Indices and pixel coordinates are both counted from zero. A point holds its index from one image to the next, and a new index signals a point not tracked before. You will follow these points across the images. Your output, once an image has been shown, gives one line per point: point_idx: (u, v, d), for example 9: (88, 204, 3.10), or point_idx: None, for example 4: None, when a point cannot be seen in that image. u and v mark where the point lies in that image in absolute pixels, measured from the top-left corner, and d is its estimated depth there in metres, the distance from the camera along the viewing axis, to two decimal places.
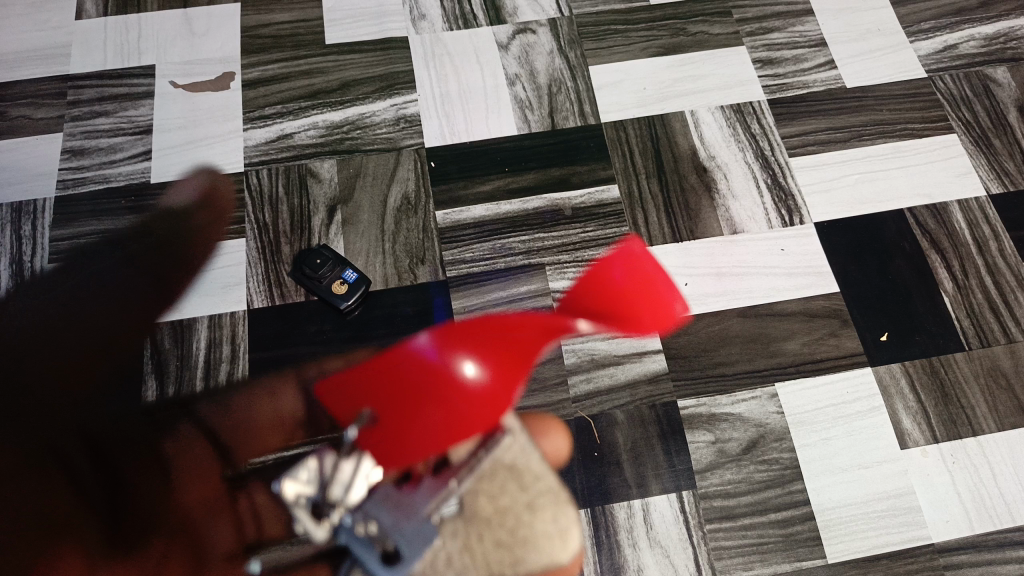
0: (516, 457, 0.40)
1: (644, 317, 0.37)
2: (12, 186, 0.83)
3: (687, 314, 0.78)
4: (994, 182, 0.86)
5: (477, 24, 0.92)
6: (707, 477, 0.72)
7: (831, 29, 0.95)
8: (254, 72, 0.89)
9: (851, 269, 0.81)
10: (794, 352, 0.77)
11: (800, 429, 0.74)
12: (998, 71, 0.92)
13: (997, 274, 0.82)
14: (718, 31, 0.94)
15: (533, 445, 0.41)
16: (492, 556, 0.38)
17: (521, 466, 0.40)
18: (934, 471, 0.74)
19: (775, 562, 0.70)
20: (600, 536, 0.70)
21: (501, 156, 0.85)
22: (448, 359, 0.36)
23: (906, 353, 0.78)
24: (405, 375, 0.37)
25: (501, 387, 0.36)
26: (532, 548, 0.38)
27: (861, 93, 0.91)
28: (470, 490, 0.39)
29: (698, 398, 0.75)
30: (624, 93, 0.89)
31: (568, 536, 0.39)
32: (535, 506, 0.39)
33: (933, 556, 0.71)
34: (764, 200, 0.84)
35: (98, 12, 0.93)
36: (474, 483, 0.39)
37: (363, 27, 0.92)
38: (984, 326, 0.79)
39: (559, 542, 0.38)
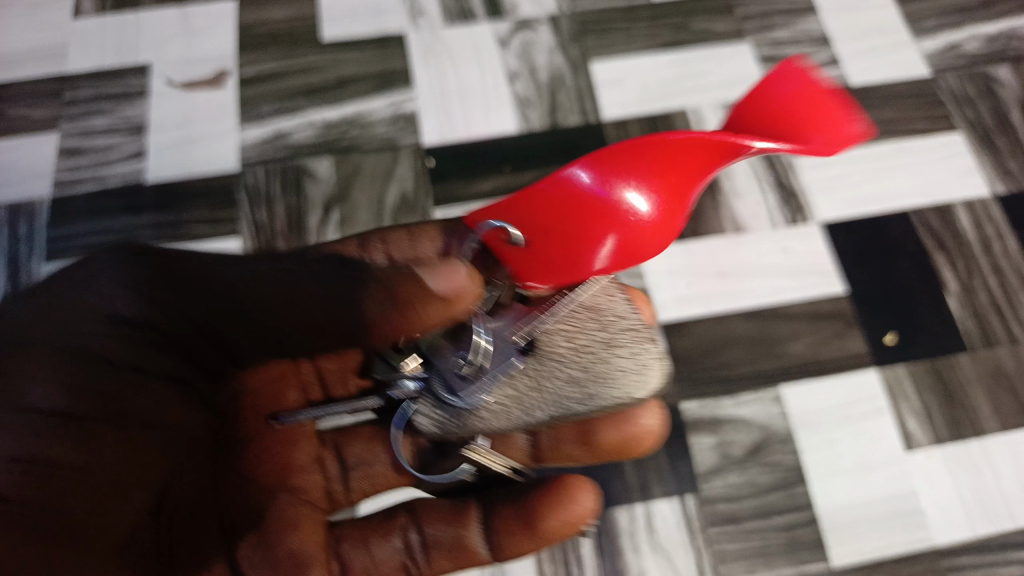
0: (596, 299, 0.59)
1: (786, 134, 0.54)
2: (8, 187, 0.82)
3: (690, 314, 0.77)
4: (998, 182, 0.85)
5: (477, 21, 0.91)
6: (710, 480, 0.71)
7: (834, 27, 0.94)
8: (251, 71, 0.88)
9: (854, 269, 0.80)
10: (798, 353, 0.76)
11: (804, 432, 0.73)
12: (1001, 69, 0.91)
13: (1001, 275, 0.80)
14: (720, 29, 0.92)
15: (615, 294, 0.59)
16: (570, 382, 0.56)
17: (598, 306, 0.58)
18: (936, 473, 0.73)
19: (779, 566, 0.69)
20: (602, 540, 0.69)
21: (501, 155, 0.84)
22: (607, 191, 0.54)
23: (911, 354, 0.76)
24: (571, 201, 0.55)
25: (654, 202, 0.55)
26: (609, 378, 0.56)
27: (865, 91, 0.90)
28: (552, 328, 0.57)
29: (701, 400, 0.74)
30: (625, 92, 0.88)
31: (647, 369, 0.56)
32: (613, 341, 0.57)
33: (939, 560, 0.70)
34: (767, 199, 0.83)
35: (94, 10, 0.91)
36: (556, 323, 0.57)
37: (361, 24, 0.91)
38: (989, 327, 0.78)
39: (641, 373, 0.56)
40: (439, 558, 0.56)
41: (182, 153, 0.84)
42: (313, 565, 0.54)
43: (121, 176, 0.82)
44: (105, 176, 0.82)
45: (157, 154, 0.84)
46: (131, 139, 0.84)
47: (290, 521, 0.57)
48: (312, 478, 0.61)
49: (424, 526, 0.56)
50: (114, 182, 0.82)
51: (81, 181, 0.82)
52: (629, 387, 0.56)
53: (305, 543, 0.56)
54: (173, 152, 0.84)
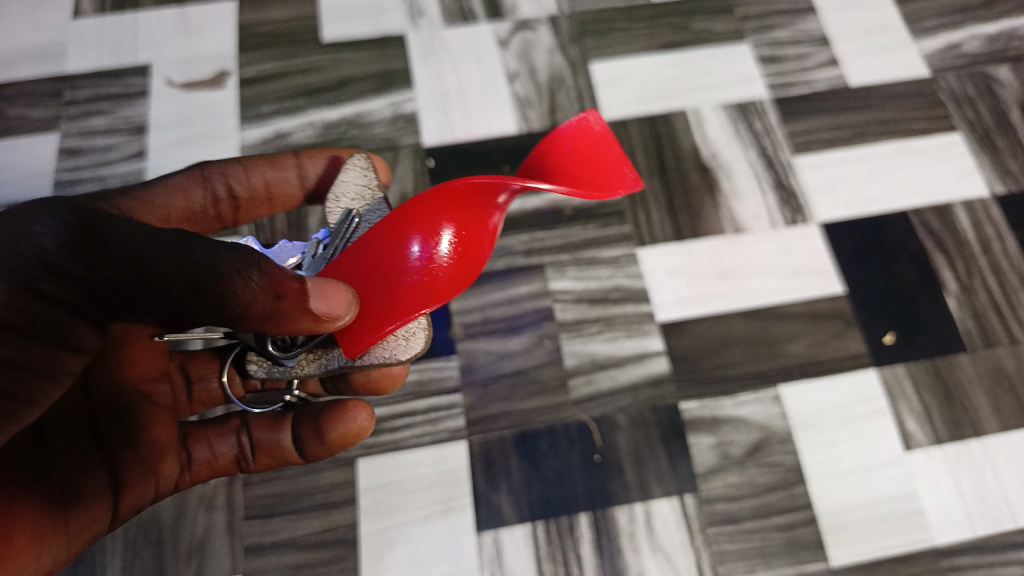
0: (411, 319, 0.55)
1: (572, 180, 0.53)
2: (9, 187, 0.82)
3: (690, 314, 0.77)
4: (997, 182, 0.85)
5: (477, 21, 0.91)
6: (709, 479, 0.71)
7: (833, 27, 0.94)
8: (251, 71, 0.88)
9: (853, 269, 0.80)
10: (798, 353, 0.76)
11: (804, 432, 0.73)
12: (1001, 70, 0.91)
13: (1000, 275, 0.80)
14: (720, 29, 0.93)
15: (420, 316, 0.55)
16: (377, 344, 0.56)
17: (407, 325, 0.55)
18: (937, 473, 0.73)
19: (778, 566, 0.69)
20: (601, 540, 0.69)
21: (500, 155, 0.84)
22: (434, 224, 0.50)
23: (910, 354, 0.76)
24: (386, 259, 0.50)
25: (474, 239, 0.52)
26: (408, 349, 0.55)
27: (865, 92, 0.90)
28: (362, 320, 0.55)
29: (701, 400, 0.74)
30: (625, 92, 0.88)
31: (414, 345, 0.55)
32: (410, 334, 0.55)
33: (938, 559, 0.70)
34: (766, 199, 0.83)
35: (95, 10, 0.91)
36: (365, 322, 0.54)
37: (361, 24, 0.91)
38: (988, 327, 0.78)
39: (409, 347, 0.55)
40: (263, 458, 0.62)
41: (182, 154, 0.84)
42: (167, 453, 0.58)
43: (121, 175, 0.82)
44: (106, 176, 0.82)
45: (157, 155, 0.84)
46: (132, 139, 0.84)
47: (150, 417, 0.58)
48: (161, 387, 0.60)
49: (252, 431, 0.61)
50: (113, 182, 0.82)
51: (81, 181, 0.82)
52: (396, 351, 0.54)
53: (167, 445, 0.58)
54: (173, 152, 0.84)
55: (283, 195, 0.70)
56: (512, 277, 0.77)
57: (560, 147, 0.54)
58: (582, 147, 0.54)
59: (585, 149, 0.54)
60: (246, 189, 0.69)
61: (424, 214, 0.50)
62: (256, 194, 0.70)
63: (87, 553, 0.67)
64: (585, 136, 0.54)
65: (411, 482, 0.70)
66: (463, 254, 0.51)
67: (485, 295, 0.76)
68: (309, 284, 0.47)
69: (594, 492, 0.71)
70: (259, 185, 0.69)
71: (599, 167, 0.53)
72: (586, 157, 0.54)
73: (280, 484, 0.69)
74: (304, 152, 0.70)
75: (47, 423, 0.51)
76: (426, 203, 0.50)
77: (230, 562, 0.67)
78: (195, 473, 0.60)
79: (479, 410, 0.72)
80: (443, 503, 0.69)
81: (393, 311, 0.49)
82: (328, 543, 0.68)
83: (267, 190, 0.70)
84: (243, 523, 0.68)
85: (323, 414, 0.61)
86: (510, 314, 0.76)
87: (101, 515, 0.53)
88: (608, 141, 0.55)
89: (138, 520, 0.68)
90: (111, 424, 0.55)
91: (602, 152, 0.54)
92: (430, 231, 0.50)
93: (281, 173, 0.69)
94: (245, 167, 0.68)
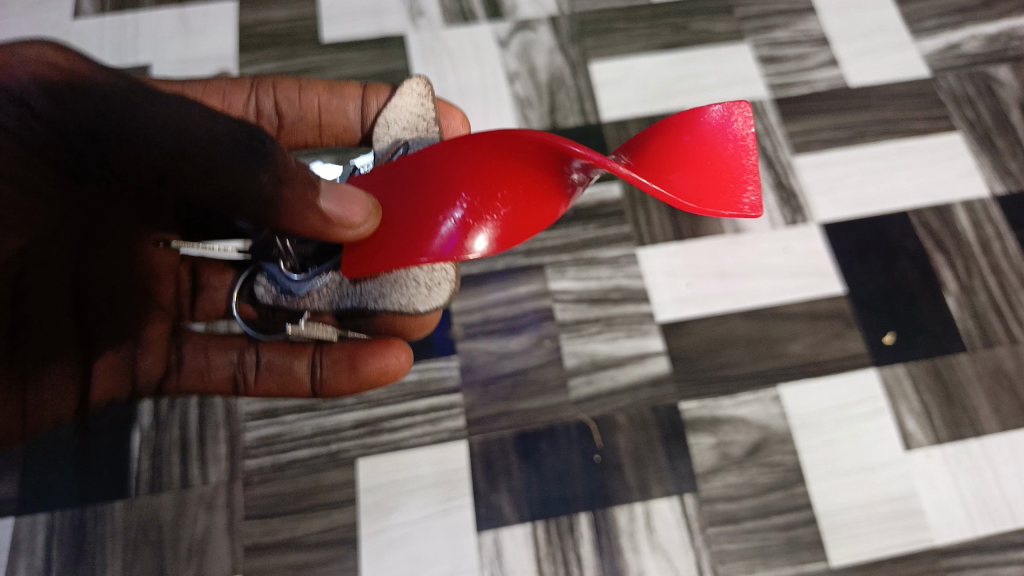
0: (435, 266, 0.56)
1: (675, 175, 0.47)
2: None
3: (690, 314, 0.77)
4: (996, 182, 0.85)
5: (477, 21, 0.91)
6: (709, 479, 0.71)
7: (833, 27, 0.94)
8: (252, 71, 0.88)
9: (852, 269, 0.80)
10: (798, 353, 0.76)
11: (803, 432, 0.73)
12: (1001, 70, 0.91)
13: (1000, 275, 0.80)
14: (720, 29, 0.93)
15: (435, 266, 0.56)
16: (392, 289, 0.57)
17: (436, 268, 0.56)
18: (937, 473, 0.73)
19: (777, 566, 0.69)
20: (601, 540, 0.69)
21: None
22: (493, 187, 0.47)
23: (909, 354, 0.76)
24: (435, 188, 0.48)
25: (523, 225, 0.48)
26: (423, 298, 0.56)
27: (865, 92, 0.90)
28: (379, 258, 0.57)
29: (701, 400, 0.74)
30: (625, 92, 0.88)
31: (431, 293, 0.56)
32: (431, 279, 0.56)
33: (937, 558, 0.70)
34: (766, 199, 0.83)
35: (95, 10, 0.91)
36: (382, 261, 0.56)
37: (361, 24, 0.91)
38: (988, 327, 0.78)
39: (424, 293, 0.56)
40: (267, 380, 0.67)
41: None
42: (154, 349, 0.68)
43: None
44: None
45: None
46: None
47: (150, 317, 0.69)
48: (165, 283, 0.70)
49: (260, 352, 0.67)
50: None
51: None
52: (410, 296, 0.56)
53: (150, 342, 0.68)
54: None
55: (335, 119, 0.71)
56: (512, 277, 0.77)
57: (679, 138, 0.48)
58: (702, 142, 0.48)
59: (701, 150, 0.48)
60: (297, 111, 0.71)
61: (501, 163, 0.47)
62: (307, 116, 0.72)
63: (86, 553, 0.67)
64: (705, 135, 0.48)
65: (412, 482, 0.70)
66: (506, 233, 0.47)
67: (485, 295, 0.77)
68: (323, 184, 0.47)
69: (594, 492, 0.71)
70: (313, 113, 0.71)
71: (704, 173, 0.47)
72: (699, 153, 0.48)
73: (281, 483, 0.69)
74: (367, 87, 0.71)
75: (26, 285, 0.63)
76: (502, 155, 0.46)
77: (230, 562, 0.67)
78: (182, 377, 0.68)
79: (480, 409, 0.72)
80: (443, 503, 0.70)
81: (414, 241, 0.47)
82: (328, 543, 0.68)
83: (320, 118, 0.71)
84: (243, 523, 0.68)
85: (357, 349, 0.66)
86: (511, 314, 0.76)
87: (67, 401, 0.66)
88: (743, 149, 0.48)
89: (138, 520, 0.68)
90: (102, 324, 0.67)
91: (719, 156, 0.48)
92: (499, 184, 0.47)
93: (337, 101, 0.70)
94: (299, 92, 0.70)
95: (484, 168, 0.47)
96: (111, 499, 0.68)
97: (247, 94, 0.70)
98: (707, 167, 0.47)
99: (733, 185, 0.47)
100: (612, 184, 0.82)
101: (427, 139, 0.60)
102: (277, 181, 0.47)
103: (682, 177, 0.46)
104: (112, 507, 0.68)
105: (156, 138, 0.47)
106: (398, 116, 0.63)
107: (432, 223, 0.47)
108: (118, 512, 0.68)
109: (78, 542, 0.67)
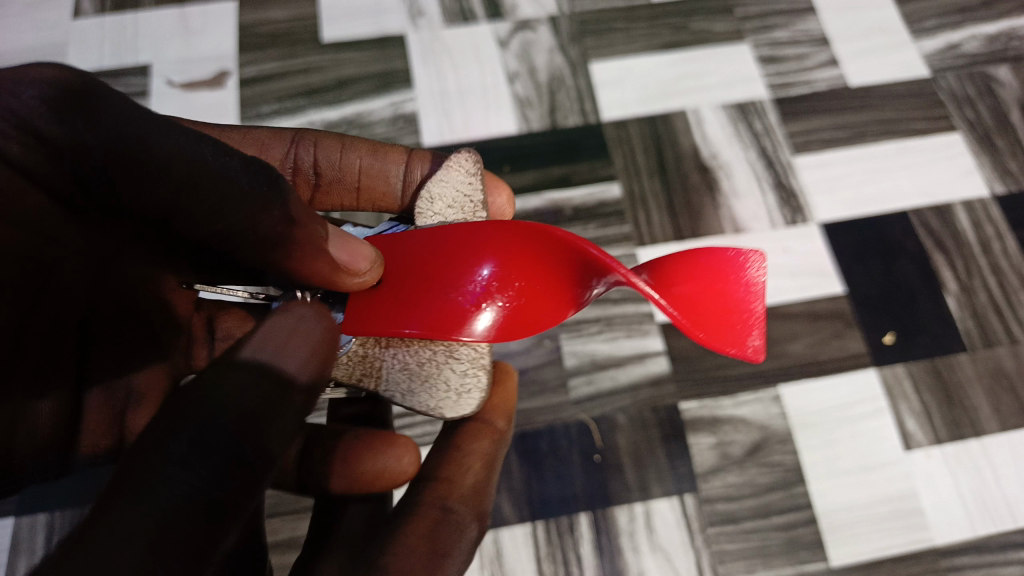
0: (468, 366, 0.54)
1: (676, 286, 0.47)
2: None
3: None
4: (996, 182, 0.85)
5: (477, 22, 0.91)
6: (709, 479, 0.71)
7: (833, 27, 0.94)
8: (252, 71, 0.88)
9: (853, 269, 0.80)
10: (798, 353, 0.76)
11: (803, 431, 0.73)
12: (1001, 70, 0.91)
13: (1000, 275, 0.80)
14: (720, 29, 0.93)
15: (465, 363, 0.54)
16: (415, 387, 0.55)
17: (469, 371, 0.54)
18: (936, 473, 0.73)
19: (777, 566, 0.69)
20: (601, 540, 0.69)
21: (501, 155, 0.84)
22: (506, 273, 0.49)
23: (909, 354, 0.76)
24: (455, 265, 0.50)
25: (522, 318, 0.49)
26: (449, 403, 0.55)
27: (864, 92, 0.90)
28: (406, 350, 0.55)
29: (701, 400, 0.74)
30: (625, 92, 0.88)
31: (459, 396, 0.54)
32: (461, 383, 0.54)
33: (936, 558, 0.70)
34: (766, 199, 0.83)
35: (94, 10, 0.91)
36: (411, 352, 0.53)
37: (361, 24, 0.91)
38: (987, 327, 0.78)
39: (453, 395, 0.54)
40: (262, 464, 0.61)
41: None
42: (146, 401, 0.61)
43: None
44: None
45: None
46: None
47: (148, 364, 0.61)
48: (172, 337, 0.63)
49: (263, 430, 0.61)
50: None
51: None
52: (438, 402, 0.55)
53: (146, 397, 0.61)
54: None
55: (371, 180, 0.68)
56: None
57: (694, 267, 0.48)
58: (716, 267, 0.48)
59: (716, 278, 0.48)
60: (333, 171, 0.69)
61: (522, 248, 0.49)
62: (345, 178, 0.69)
63: None
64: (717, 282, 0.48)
65: None
66: (507, 321, 0.49)
67: None
68: (334, 231, 0.47)
69: (594, 493, 0.71)
70: (352, 175, 0.69)
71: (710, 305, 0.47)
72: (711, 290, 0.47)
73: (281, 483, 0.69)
74: (413, 154, 0.68)
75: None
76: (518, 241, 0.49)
77: None
78: None
79: None
80: None
81: (419, 310, 0.50)
82: None
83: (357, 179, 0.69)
84: None
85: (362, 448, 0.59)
86: None
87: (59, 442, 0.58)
88: (754, 296, 0.48)
89: None
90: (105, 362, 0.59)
91: (731, 296, 0.47)
92: (514, 270, 0.49)
93: (380, 165, 0.68)
94: (339, 148, 0.69)
95: (504, 248, 0.49)
96: None
97: (284, 145, 0.68)
98: (711, 302, 0.47)
99: (737, 324, 0.47)
100: (611, 184, 0.82)
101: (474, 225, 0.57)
102: (289, 222, 0.45)
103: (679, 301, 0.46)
104: None
105: (173, 169, 0.45)
106: (442, 191, 0.58)
107: (444, 290, 0.49)
108: None
109: None
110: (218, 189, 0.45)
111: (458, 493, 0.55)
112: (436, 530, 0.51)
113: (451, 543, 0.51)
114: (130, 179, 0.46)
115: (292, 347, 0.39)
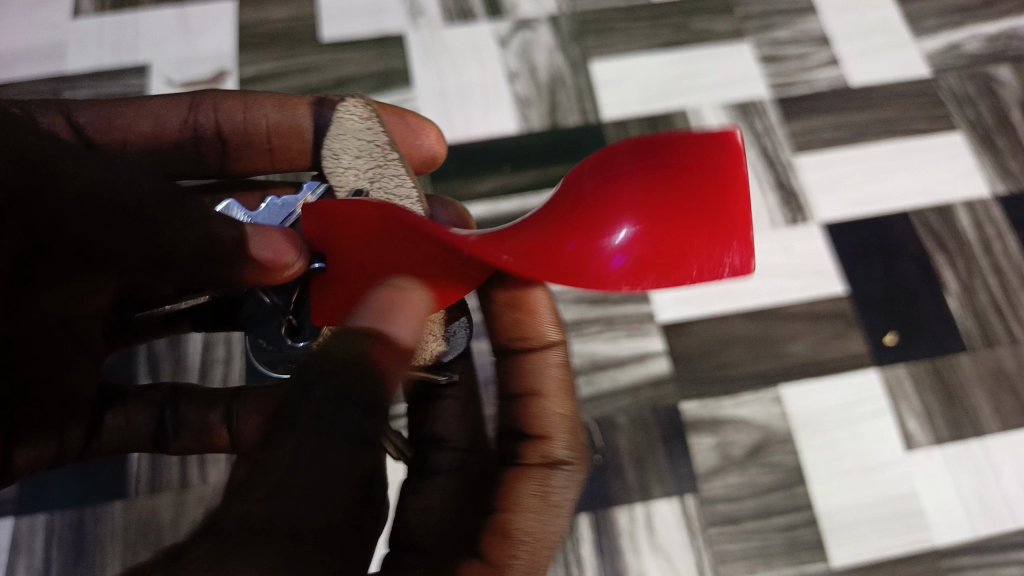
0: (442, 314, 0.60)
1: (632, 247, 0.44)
2: None
3: (690, 314, 0.77)
4: (996, 182, 0.85)
5: (477, 21, 0.91)
6: (710, 479, 0.71)
7: (833, 27, 0.94)
8: (251, 71, 0.88)
9: (854, 269, 0.80)
10: (799, 353, 0.76)
11: (804, 432, 0.73)
12: (1002, 70, 0.91)
13: (1001, 275, 0.80)
14: (720, 29, 0.92)
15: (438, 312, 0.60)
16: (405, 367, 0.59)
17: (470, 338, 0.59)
18: (937, 473, 0.73)
19: (778, 567, 0.69)
20: (601, 541, 0.69)
21: (500, 155, 0.84)
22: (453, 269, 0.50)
23: (910, 354, 0.76)
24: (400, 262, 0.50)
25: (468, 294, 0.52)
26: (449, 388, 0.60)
27: (865, 92, 0.89)
28: None
29: (701, 400, 0.73)
30: (625, 91, 0.88)
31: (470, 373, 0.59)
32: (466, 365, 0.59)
33: (938, 559, 0.70)
34: (767, 199, 0.83)
35: (94, 10, 0.91)
36: None
37: (361, 24, 0.91)
38: (989, 327, 0.78)
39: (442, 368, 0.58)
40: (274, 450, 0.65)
41: None
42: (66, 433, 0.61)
43: None
44: None
45: None
46: None
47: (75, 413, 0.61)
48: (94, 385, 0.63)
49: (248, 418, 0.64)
50: None
51: None
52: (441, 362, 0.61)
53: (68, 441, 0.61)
54: None
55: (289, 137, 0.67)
56: None
57: (687, 194, 0.42)
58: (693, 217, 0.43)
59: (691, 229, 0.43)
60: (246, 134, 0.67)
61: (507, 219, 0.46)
62: (254, 141, 0.68)
63: (86, 553, 0.67)
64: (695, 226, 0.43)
65: None
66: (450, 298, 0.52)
67: None
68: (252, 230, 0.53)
69: (594, 493, 0.70)
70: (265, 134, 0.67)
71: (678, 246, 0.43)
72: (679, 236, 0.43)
73: None
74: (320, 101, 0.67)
75: None
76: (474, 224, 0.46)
77: None
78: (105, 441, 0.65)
79: None
80: None
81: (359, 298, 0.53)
82: None
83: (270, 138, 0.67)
84: None
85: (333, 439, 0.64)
86: None
87: None
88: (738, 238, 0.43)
89: (138, 520, 0.68)
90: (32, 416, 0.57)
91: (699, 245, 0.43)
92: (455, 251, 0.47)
93: (291, 121, 0.66)
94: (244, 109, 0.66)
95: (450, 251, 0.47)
96: (110, 500, 0.68)
97: (183, 112, 0.66)
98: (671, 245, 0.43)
99: (695, 264, 0.43)
100: None
101: (387, 167, 0.61)
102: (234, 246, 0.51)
103: (580, 246, 0.44)
104: (112, 507, 0.68)
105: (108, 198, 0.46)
106: (345, 144, 0.63)
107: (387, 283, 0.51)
108: (118, 512, 0.68)
109: (79, 542, 0.67)
110: (164, 222, 0.49)
111: (557, 445, 0.58)
112: (543, 497, 0.56)
113: (563, 506, 0.57)
114: (47, 208, 0.44)
115: (392, 313, 0.47)
